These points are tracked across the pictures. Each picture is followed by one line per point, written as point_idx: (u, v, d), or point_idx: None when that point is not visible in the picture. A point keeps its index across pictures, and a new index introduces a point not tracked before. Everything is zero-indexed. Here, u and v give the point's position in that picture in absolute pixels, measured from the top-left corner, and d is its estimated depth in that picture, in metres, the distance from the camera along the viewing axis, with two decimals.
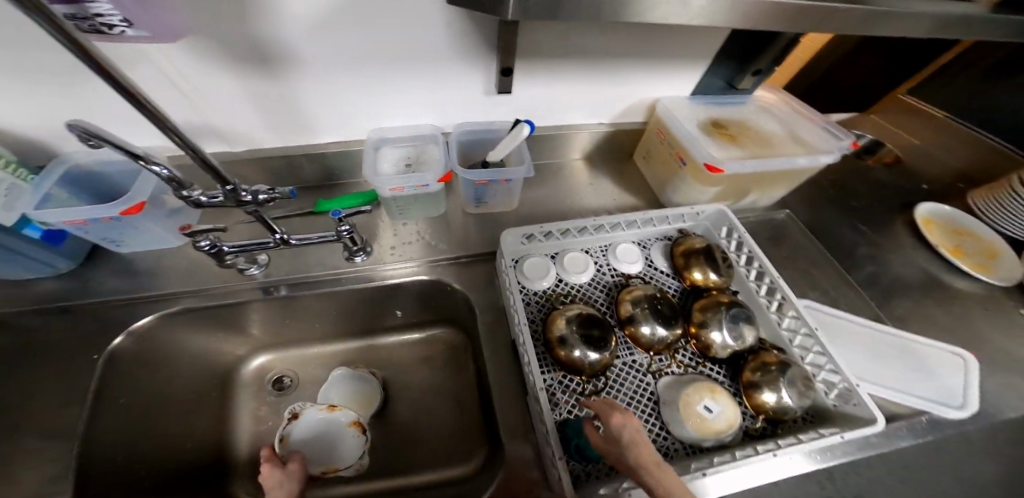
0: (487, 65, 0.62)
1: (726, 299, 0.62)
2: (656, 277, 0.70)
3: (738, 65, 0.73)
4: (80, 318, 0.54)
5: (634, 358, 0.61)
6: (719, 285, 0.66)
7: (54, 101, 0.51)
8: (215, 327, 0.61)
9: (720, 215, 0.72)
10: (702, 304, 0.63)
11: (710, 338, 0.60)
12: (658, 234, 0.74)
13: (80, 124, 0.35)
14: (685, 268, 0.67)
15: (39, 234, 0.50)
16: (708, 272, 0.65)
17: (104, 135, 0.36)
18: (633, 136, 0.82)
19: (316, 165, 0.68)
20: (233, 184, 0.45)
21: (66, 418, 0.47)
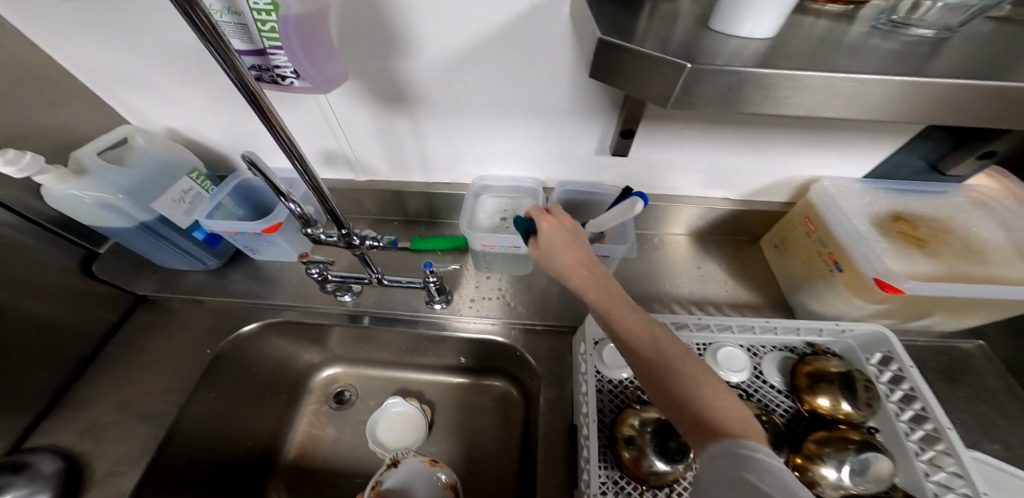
0: (607, 124, 0.57)
1: (857, 436, 0.48)
2: (764, 393, 0.58)
3: (958, 141, 0.55)
4: (210, 310, 0.63)
5: None
6: (854, 420, 0.51)
7: (234, 126, 0.61)
8: (303, 339, 0.68)
9: (875, 336, 0.56)
10: (820, 434, 0.49)
11: (820, 474, 0.47)
12: (778, 342, 0.60)
13: (251, 156, 0.41)
14: (807, 390, 0.53)
15: (203, 236, 0.60)
16: (842, 401, 0.50)
17: (261, 166, 0.41)
18: (764, 217, 0.69)
19: (420, 202, 0.71)
20: (349, 229, 0.47)
21: (168, 403, 0.55)
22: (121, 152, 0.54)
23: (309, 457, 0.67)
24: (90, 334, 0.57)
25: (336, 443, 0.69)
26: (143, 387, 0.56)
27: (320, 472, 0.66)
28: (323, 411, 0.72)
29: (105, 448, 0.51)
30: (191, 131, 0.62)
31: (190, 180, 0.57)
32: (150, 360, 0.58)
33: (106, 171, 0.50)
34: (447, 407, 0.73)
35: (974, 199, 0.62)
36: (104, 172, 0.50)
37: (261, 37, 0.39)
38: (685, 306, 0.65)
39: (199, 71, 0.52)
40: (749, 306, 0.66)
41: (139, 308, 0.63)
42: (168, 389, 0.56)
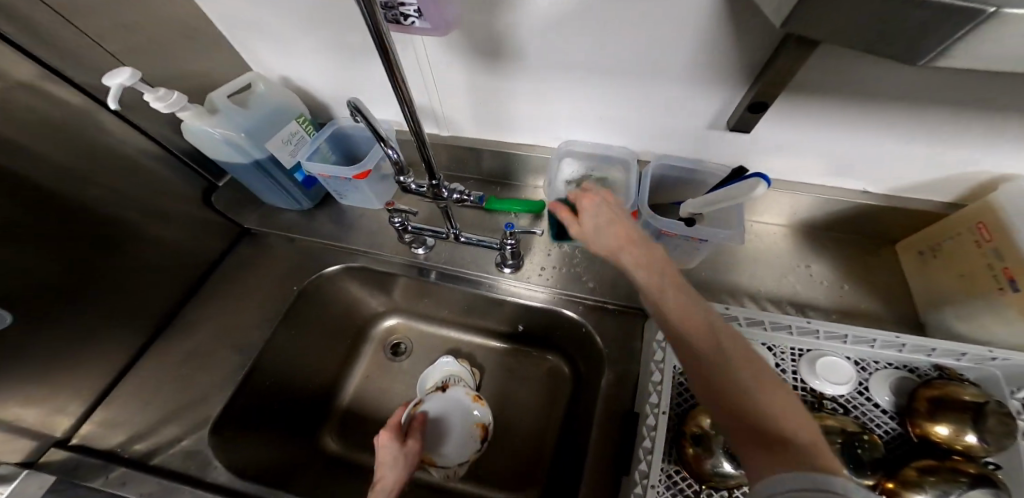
0: (733, 92, 0.48)
1: (972, 470, 0.39)
2: (861, 410, 0.50)
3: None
4: (298, 249, 0.67)
5: None
6: (975, 454, 0.41)
7: (333, 75, 0.62)
8: (373, 286, 0.71)
9: None
10: (922, 461, 0.41)
11: None
12: (894, 358, 0.50)
13: (355, 101, 0.42)
14: (920, 414, 0.44)
15: (302, 179, 0.64)
16: (965, 431, 0.41)
17: (365, 112, 0.43)
18: (907, 217, 0.57)
19: (499, 162, 0.68)
20: (439, 180, 0.47)
21: (258, 333, 0.60)
22: (246, 96, 0.57)
23: (370, 399, 0.71)
24: (202, 258, 0.64)
25: (395, 388, 0.73)
26: (238, 312, 0.61)
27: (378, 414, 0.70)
28: (385, 357, 0.75)
29: (208, 361, 0.57)
30: (295, 77, 0.65)
31: (297, 125, 0.60)
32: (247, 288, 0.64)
33: (232, 113, 0.54)
34: (500, 373, 0.73)
35: None
36: (232, 113, 0.54)
37: None
38: (785, 307, 0.57)
39: (308, 17, 0.53)
40: (867, 320, 0.55)
41: (242, 240, 0.69)
42: (259, 319, 0.61)
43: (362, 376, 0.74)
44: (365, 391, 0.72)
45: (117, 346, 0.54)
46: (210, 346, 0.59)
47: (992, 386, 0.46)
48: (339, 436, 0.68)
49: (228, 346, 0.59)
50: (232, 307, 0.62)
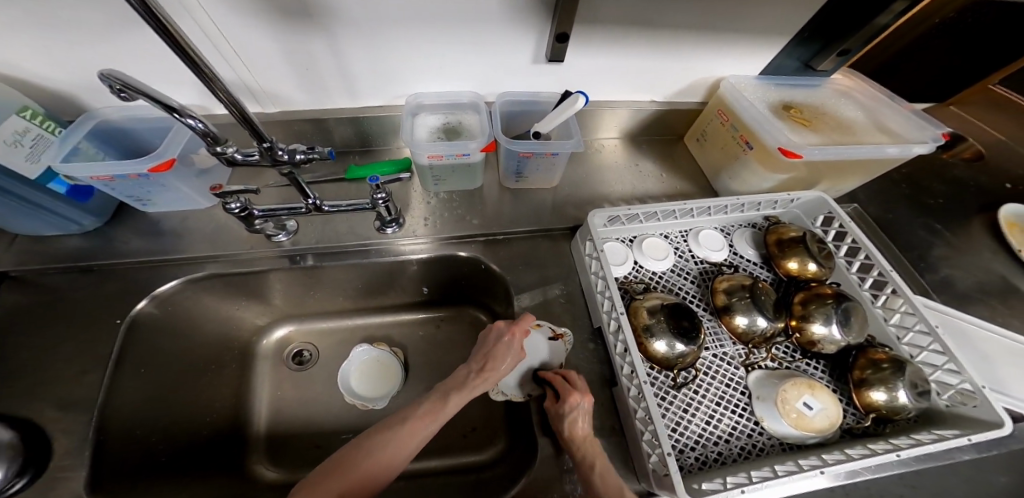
0: (539, 31, 0.56)
1: (830, 290, 0.59)
2: (743, 266, 0.68)
3: (819, 48, 0.64)
4: (107, 278, 0.53)
5: (724, 349, 0.59)
6: (820, 275, 0.62)
7: (86, 55, 0.49)
8: (236, 296, 0.60)
9: (819, 201, 0.67)
10: (803, 296, 0.60)
11: (815, 332, 0.57)
12: (744, 219, 0.70)
13: (112, 73, 0.32)
14: (781, 256, 0.64)
15: (65, 189, 0.49)
16: (807, 261, 0.62)
17: (138, 87, 0.33)
18: (686, 115, 0.75)
19: (349, 130, 0.65)
20: (270, 141, 0.42)
21: (91, 385, 0.47)
22: None
23: (277, 422, 0.62)
24: None
25: (308, 401, 0.64)
26: (45, 374, 0.47)
27: (293, 434, 0.61)
28: (281, 374, 0.66)
29: None
30: (21, 64, 0.49)
31: (22, 120, 0.45)
32: (44, 344, 0.48)
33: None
34: (418, 343, 0.71)
35: (840, 87, 0.73)
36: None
37: None
38: (629, 203, 0.69)
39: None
40: (682, 196, 0.72)
41: (2, 289, 0.51)
42: (83, 369, 0.48)
43: (265, 402, 0.63)
44: (278, 416, 0.63)
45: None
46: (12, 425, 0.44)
47: (797, 220, 0.69)
48: (273, 461, 0.59)
49: (44, 415, 0.45)
50: (30, 370, 0.47)
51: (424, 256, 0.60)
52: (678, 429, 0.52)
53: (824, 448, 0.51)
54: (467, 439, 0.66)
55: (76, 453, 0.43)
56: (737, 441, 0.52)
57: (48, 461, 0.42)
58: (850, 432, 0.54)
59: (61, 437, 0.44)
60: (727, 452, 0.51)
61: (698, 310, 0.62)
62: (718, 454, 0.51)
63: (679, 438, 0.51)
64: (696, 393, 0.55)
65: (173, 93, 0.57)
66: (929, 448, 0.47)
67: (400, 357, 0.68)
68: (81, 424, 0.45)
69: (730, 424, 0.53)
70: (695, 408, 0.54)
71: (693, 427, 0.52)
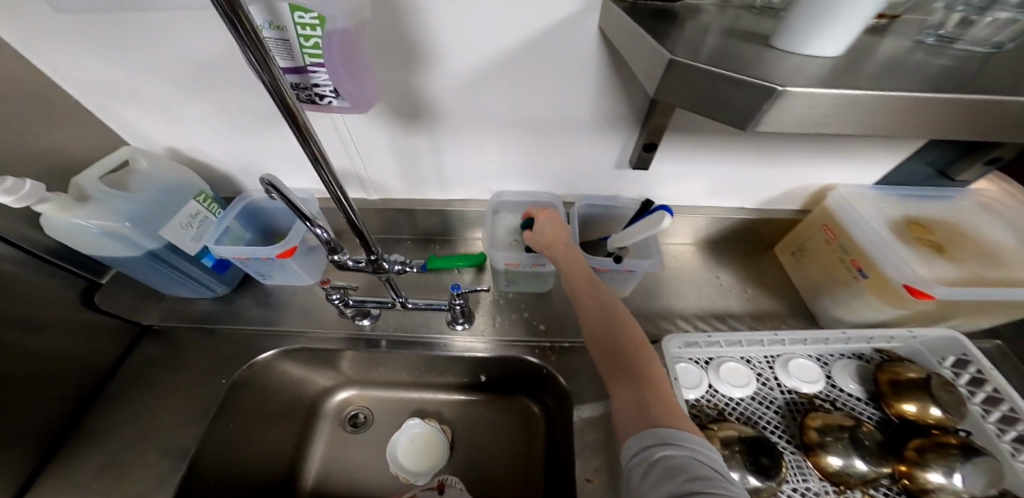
0: (627, 139, 0.56)
1: (955, 440, 0.49)
2: (843, 400, 0.59)
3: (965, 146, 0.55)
4: (219, 338, 0.60)
5: (808, 486, 0.52)
6: (943, 422, 0.52)
7: (244, 146, 0.59)
8: (314, 364, 0.66)
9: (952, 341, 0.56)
10: (916, 441, 0.51)
11: (927, 480, 0.48)
12: (847, 349, 0.62)
13: (272, 181, 0.39)
14: (893, 397, 0.55)
15: (212, 262, 0.58)
16: (926, 404, 0.52)
17: (286, 193, 0.40)
18: (779, 225, 0.70)
19: (434, 220, 0.69)
20: (378, 254, 0.46)
21: (190, 434, 0.53)
22: (125, 175, 0.50)
23: (330, 488, 0.64)
24: (99, 363, 0.56)
25: (355, 469, 0.66)
26: (160, 418, 0.54)
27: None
28: (338, 435, 0.69)
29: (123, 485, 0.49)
30: (197, 151, 0.60)
31: (197, 204, 0.54)
32: (165, 390, 0.56)
33: (113, 199, 0.46)
34: (467, 427, 0.71)
35: (980, 203, 0.63)
36: (110, 198, 0.46)
37: (302, 53, 0.37)
38: (706, 320, 0.64)
39: (209, 81, 0.49)
40: (770, 316, 0.66)
41: (142, 341, 0.60)
42: (185, 421, 0.54)
43: (318, 459, 0.67)
44: (325, 477, 0.65)
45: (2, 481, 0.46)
46: (130, 461, 0.51)
47: (919, 357, 0.59)
48: None
49: (149, 458, 0.51)
50: (151, 415, 0.54)
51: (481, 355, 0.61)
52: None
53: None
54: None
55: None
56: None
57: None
58: None
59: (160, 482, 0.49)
60: None
61: (779, 440, 0.55)
62: None
63: None
64: None
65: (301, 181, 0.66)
66: None
67: (446, 435, 0.69)
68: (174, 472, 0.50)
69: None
70: None
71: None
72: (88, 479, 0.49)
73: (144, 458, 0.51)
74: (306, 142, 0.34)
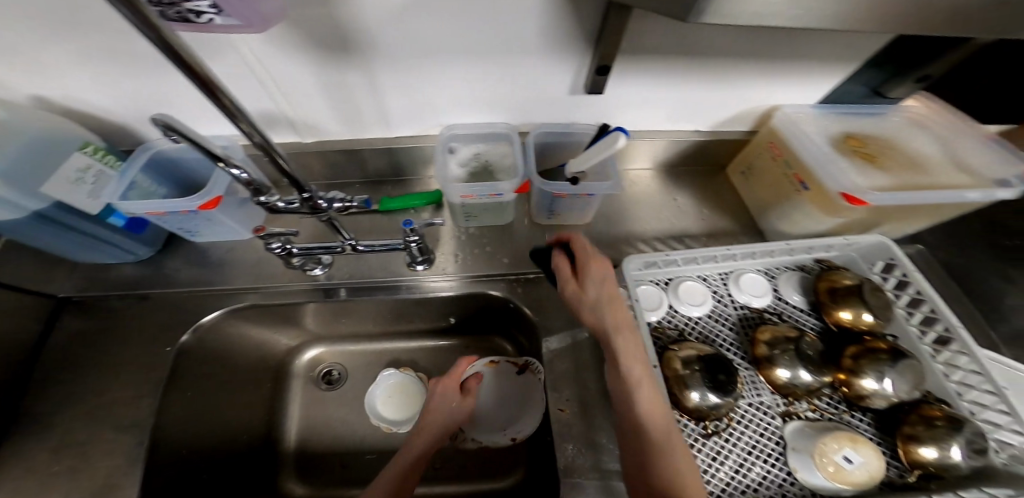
0: (580, 62, 0.53)
1: (885, 345, 0.54)
2: (788, 312, 0.63)
3: (894, 70, 0.57)
4: (155, 306, 0.55)
5: (761, 399, 0.56)
6: (875, 327, 0.57)
7: (137, 92, 0.50)
8: (271, 324, 0.62)
9: (881, 245, 0.61)
10: (854, 349, 0.56)
11: (863, 386, 0.53)
12: (793, 262, 0.65)
13: (163, 119, 0.31)
14: (832, 304, 0.59)
15: (123, 222, 0.51)
16: (861, 312, 0.57)
17: (185, 132, 0.33)
18: (731, 146, 0.71)
19: (382, 160, 0.65)
20: (310, 191, 0.43)
21: (144, 408, 0.49)
22: None
23: (310, 444, 0.64)
24: (21, 346, 0.50)
25: (337, 423, 0.65)
26: (104, 397, 0.50)
27: (321, 453, 0.63)
28: (312, 393, 0.67)
29: (74, 466, 0.46)
30: (78, 98, 0.51)
31: (84, 157, 0.47)
32: (104, 365, 0.52)
33: None
34: (442, 368, 0.71)
35: (910, 119, 0.66)
36: None
37: None
38: (665, 241, 0.66)
39: (73, 21, 0.40)
40: (724, 234, 0.68)
41: (64, 315, 0.54)
42: (136, 394, 0.50)
43: (296, 419, 0.65)
44: (306, 436, 0.64)
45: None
46: (75, 442, 0.47)
47: (854, 264, 0.64)
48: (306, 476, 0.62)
49: (106, 434, 0.48)
50: (88, 392, 0.50)
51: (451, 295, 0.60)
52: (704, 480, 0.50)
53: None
54: (485, 465, 0.66)
55: (133, 474, 0.46)
56: (766, 491, 0.50)
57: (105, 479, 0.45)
58: (892, 489, 0.52)
59: (123, 456, 0.47)
60: None
61: (735, 357, 0.59)
62: None
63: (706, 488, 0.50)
64: (727, 441, 0.53)
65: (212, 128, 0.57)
66: None
67: (424, 382, 0.67)
68: (137, 445, 0.47)
69: (761, 473, 0.51)
70: (724, 456, 0.51)
71: (721, 475, 0.50)
72: (38, 461, 0.46)
73: (89, 436, 0.48)
74: (220, 101, 0.31)
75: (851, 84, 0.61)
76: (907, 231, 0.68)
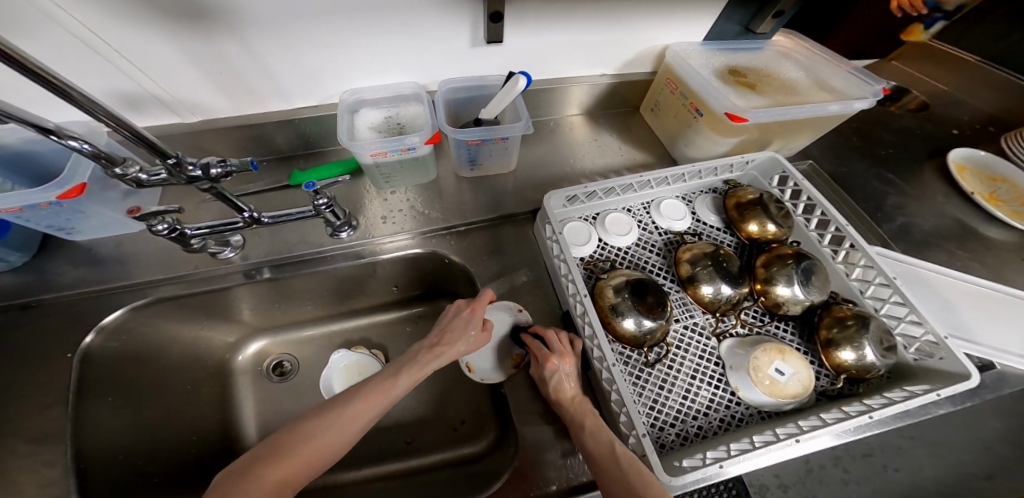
0: (474, 12, 0.54)
1: (789, 251, 0.59)
2: (707, 233, 0.67)
3: (757, 9, 0.65)
4: (49, 314, 0.50)
5: (694, 320, 0.60)
6: (779, 236, 0.63)
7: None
8: (193, 320, 0.58)
9: (773, 161, 0.67)
10: (765, 259, 0.60)
11: (779, 295, 0.57)
12: (704, 185, 0.70)
13: None
14: (740, 220, 0.63)
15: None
16: (765, 223, 0.62)
17: (3, 108, 0.29)
18: (637, 86, 0.75)
19: (289, 133, 0.62)
20: (178, 157, 0.40)
21: (55, 419, 0.45)
22: None
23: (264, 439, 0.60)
24: None
25: (297, 412, 0.62)
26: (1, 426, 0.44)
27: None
28: (263, 387, 0.64)
29: None
30: None
31: None
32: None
33: None
34: (398, 340, 0.70)
35: (783, 48, 0.74)
36: None
37: None
38: (590, 178, 0.69)
39: None
40: (643, 168, 0.72)
41: None
42: (43, 405, 0.45)
43: (251, 415, 0.61)
44: (267, 428, 0.61)
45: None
46: None
47: (756, 182, 0.69)
48: None
49: (8, 452, 0.43)
50: None
51: (391, 256, 0.59)
52: (656, 408, 0.52)
53: (800, 414, 0.53)
54: (459, 433, 0.66)
55: (61, 483, 0.42)
56: (716, 413, 0.53)
57: (34, 492, 0.41)
58: (825, 394, 0.56)
59: (45, 469, 0.42)
60: (707, 425, 0.52)
61: (665, 282, 0.62)
62: (698, 428, 0.52)
63: (658, 416, 0.52)
64: (671, 367, 0.56)
65: (71, 111, 0.51)
66: (899, 407, 0.49)
67: (380, 358, 0.66)
68: (59, 455, 0.43)
69: (708, 396, 0.54)
70: (669, 383, 0.54)
71: (671, 403, 0.53)
72: None
73: None
74: (33, 74, 0.28)
75: (725, 23, 0.68)
76: (801, 145, 0.76)
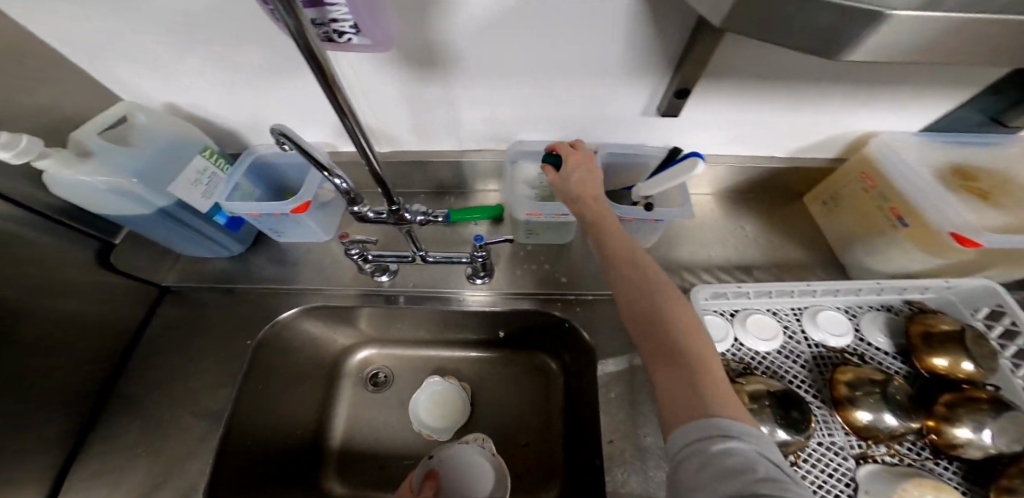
0: (657, 84, 0.51)
1: (988, 395, 0.47)
2: (869, 353, 0.57)
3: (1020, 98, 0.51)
4: (239, 299, 0.60)
5: (833, 439, 0.50)
6: (977, 376, 0.50)
7: (236, 101, 0.56)
8: (334, 322, 0.65)
9: (985, 290, 0.53)
10: (948, 396, 0.48)
11: (955, 435, 0.46)
12: (877, 302, 0.60)
13: (281, 129, 0.36)
14: (922, 348, 0.52)
15: (225, 220, 0.57)
16: (962, 359, 0.50)
17: (297, 140, 0.37)
18: (811, 173, 0.67)
19: (450, 171, 0.67)
20: (399, 205, 0.45)
21: (221, 393, 0.53)
22: (121, 132, 0.49)
23: (353, 444, 0.65)
24: (120, 330, 0.55)
25: (387, 428, 0.67)
26: (190, 382, 0.54)
27: (364, 456, 0.64)
28: (365, 394, 0.69)
29: (168, 433, 0.50)
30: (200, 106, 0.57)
31: (203, 160, 0.53)
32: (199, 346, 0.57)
33: (112, 152, 0.46)
34: (490, 382, 0.71)
35: None
36: (112, 154, 0.46)
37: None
38: (732, 269, 0.64)
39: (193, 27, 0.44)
40: (796, 266, 0.65)
41: (164, 301, 0.60)
42: (218, 378, 0.54)
43: (345, 419, 0.67)
44: (355, 434, 0.66)
45: (49, 445, 0.46)
46: (160, 421, 0.51)
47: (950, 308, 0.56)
48: (343, 478, 0.63)
49: (188, 414, 0.52)
50: (177, 372, 0.55)
51: (486, 309, 0.61)
52: None
53: None
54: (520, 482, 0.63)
55: (205, 455, 0.49)
56: None
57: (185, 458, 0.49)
58: None
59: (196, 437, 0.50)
60: None
61: (808, 397, 0.54)
62: None
63: None
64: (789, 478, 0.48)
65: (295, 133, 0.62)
66: None
67: (466, 393, 0.68)
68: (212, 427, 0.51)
69: None
70: None
71: None
72: (133, 433, 0.50)
73: (174, 413, 0.52)
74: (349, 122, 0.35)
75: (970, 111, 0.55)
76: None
